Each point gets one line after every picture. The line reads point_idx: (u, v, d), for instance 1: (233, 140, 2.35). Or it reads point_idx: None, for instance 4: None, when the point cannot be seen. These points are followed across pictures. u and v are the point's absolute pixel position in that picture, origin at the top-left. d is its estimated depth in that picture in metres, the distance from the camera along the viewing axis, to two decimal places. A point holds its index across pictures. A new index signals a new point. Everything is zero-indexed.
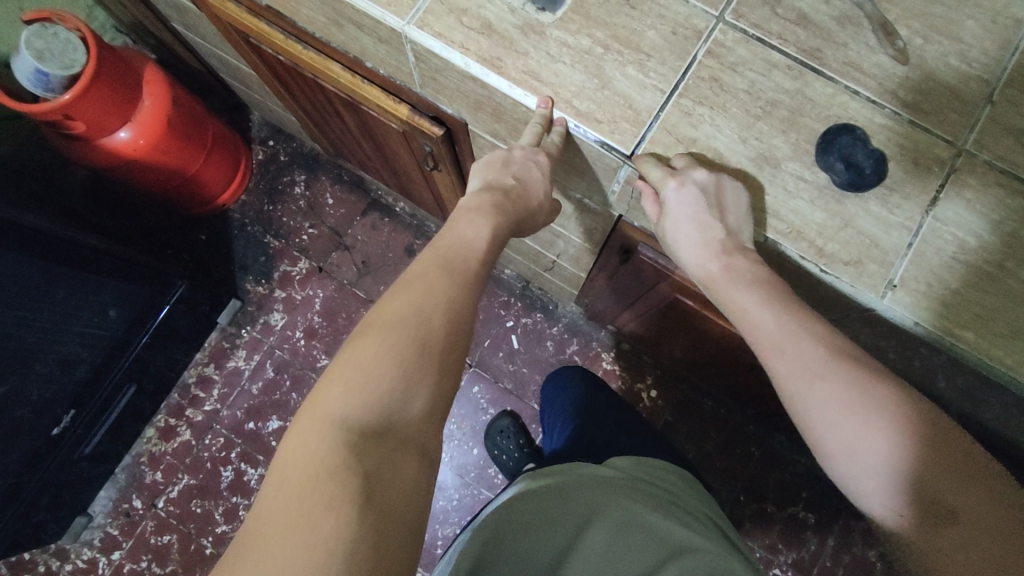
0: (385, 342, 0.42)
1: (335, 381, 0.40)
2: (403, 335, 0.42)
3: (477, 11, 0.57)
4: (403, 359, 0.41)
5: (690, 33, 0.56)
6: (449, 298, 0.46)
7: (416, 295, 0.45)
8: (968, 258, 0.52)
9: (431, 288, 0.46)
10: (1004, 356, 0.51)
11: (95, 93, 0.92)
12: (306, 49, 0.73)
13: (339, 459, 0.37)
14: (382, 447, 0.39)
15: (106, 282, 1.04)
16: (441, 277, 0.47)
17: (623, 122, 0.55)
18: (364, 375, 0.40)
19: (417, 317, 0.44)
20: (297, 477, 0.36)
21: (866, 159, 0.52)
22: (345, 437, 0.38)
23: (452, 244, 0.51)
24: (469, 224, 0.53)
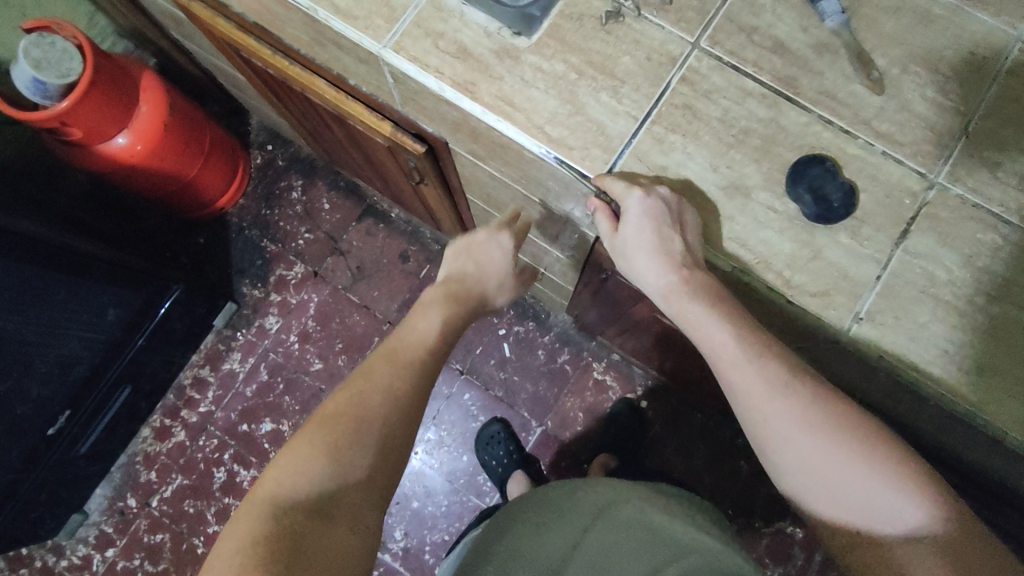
0: (324, 434, 0.54)
1: (284, 463, 0.53)
2: (343, 426, 0.55)
3: (453, 35, 0.57)
4: (339, 446, 0.54)
5: (665, 59, 0.56)
6: (391, 389, 0.59)
7: (356, 389, 0.58)
8: (937, 291, 0.52)
9: (378, 380, 0.59)
10: (969, 391, 0.51)
11: (92, 100, 0.94)
12: (292, 65, 0.74)
13: (274, 531, 0.48)
14: (318, 518, 0.50)
15: (106, 288, 1.05)
16: (388, 372, 0.60)
17: (595, 148, 0.55)
18: (307, 458, 0.53)
19: (357, 409, 0.56)
20: (235, 548, 0.47)
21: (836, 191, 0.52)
22: (284, 511, 0.50)
23: (404, 342, 0.64)
24: (424, 318, 0.67)
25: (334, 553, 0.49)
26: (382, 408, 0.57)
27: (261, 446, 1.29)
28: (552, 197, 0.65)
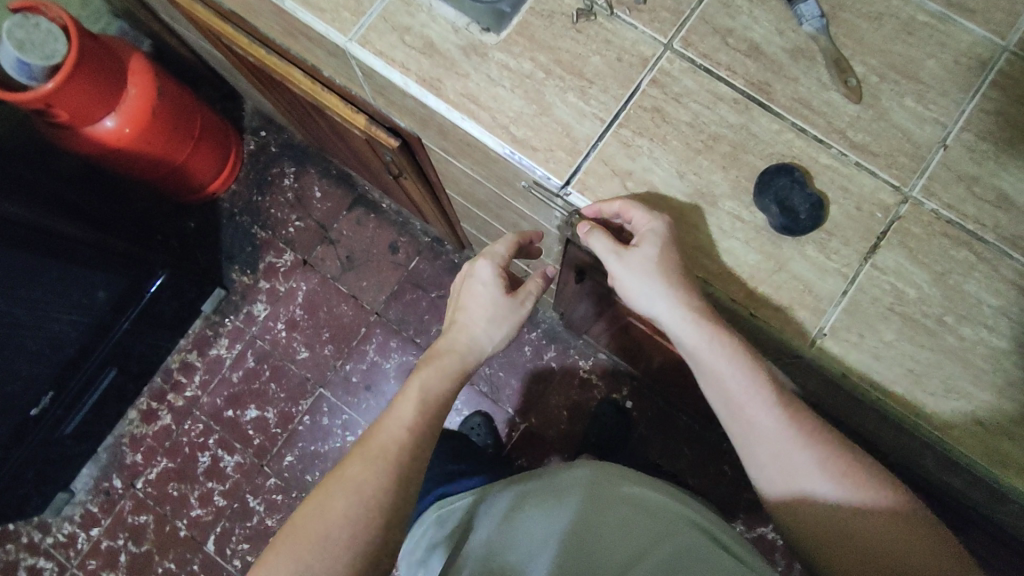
0: (289, 550, 0.50)
1: None
2: (305, 545, 0.50)
3: (421, 29, 0.56)
4: (303, 564, 0.49)
5: (636, 60, 0.55)
6: (357, 489, 0.52)
7: (321, 497, 0.52)
8: (905, 309, 0.50)
9: (348, 479, 0.53)
10: (933, 414, 0.49)
11: (77, 82, 0.93)
12: (268, 54, 0.73)
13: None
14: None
15: (93, 271, 1.05)
16: (360, 469, 0.53)
17: (559, 150, 0.54)
18: None
19: (320, 522, 0.51)
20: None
21: (803, 202, 0.50)
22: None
23: (381, 438, 0.55)
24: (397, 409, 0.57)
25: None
26: (346, 514, 0.51)
27: (246, 432, 1.30)
28: (522, 198, 0.64)
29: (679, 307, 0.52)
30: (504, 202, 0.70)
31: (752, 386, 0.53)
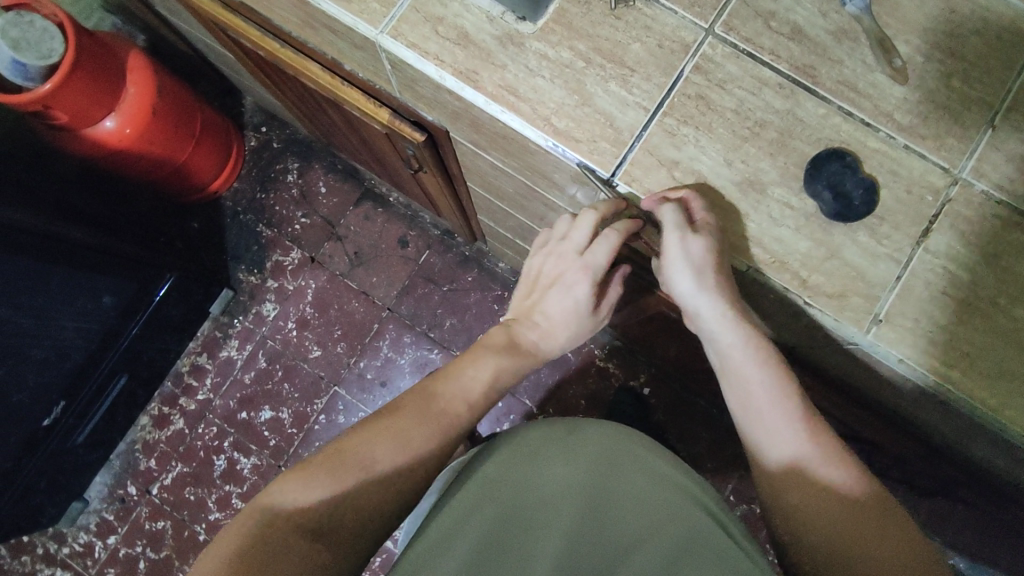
0: (329, 464, 0.50)
1: (290, 480, 0.49)
2: (347, 470, 0.50)
3: (454, 20, 0.54)
4: (339, 485, 0.49)
5: (678, 46, 0.53)
6: (408, 440, 0.53)
7: (379, 424, 0.53)
8: (959, 293, 0.50)
9: (398, 427, 0.53)
10: (989, 398, 0.49)
11: (75, 82, 0.90)
12: (284, 48, 0.70)
13: (254, 556, 0.46)
14: (299, 549, 0.47)
15: (100, 276, 1.02)
16: (422, 415, 0.54)
17: (602, 141, 0.53)
18: (306, 486, 0.49)
19: (365, 454, 0.51)
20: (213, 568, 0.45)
21: (855, 187, 0.50)
22: (271, 532, 0.47)
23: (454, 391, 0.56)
24: (472, 368, 0.58)
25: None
26: (390, 462, 0.51)
27: (261, 434, 1.28)
28: (557, 191, 0.63)
29: (718, 300, 0.52)
30: (535, 195, 0.69)
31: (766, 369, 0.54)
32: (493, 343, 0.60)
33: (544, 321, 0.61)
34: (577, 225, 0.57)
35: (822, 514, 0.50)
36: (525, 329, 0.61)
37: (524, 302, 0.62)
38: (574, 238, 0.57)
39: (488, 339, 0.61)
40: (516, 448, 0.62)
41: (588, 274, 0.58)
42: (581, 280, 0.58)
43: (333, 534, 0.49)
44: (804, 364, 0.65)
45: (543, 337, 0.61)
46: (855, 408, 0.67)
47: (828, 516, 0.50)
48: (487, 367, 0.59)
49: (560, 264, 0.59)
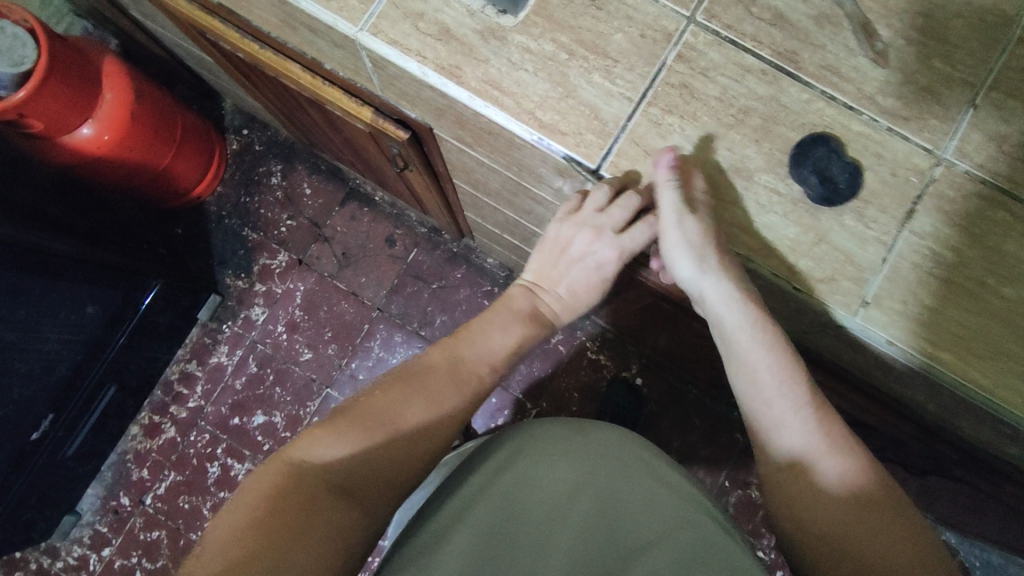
0: (358, 418, 0.51)
1: (317, 431, 0.49)
2: (377, 423, 0.51)
3: (434, 15, 0.54)
4: (370, 439, 0.50)
5: (660, 35, 0.53)
6: (434, 401, 0.55)
7: (402, 387, 0.54)
8: (945, 273, 0.50)
9: (424, 387, 0.55)
10: (978, 375, 0.50)
11: (50, 90, 0.88)
12: (263, 49, 0.69)
13: (287, 502, 0.45)
14: (332, 498, 0.46)
15: (84, 286, 1.01)
16: (444, 378, 0.56)
17: (588, 133, 0.53)
18: (335, 437, 0.49)
19: (394, 410, 0.52)
20: (242, 518, 0.43)
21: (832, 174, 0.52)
22: (303, 478, 0.46)
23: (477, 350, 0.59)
24: (500, 329, 0.61)
25: (338, 531, 0.45)
26: (418, 420, 0.53)
27: (255, 439, 1.27)
28: (546, 185, 0.62)
29: (721, 279, 0.53)
30: (522, 190, 0.69)
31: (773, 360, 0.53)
32: (517, 309, 0.62)
33: (568, 290, 0.62)
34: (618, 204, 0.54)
35: (825, 500, 0.51)
36: (549, 298, 0.63)
37: (550, 269, 0.62)
38: (613, 216, 0.54)
39: (511, 302, 0.63)
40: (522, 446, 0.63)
41: (619, 254, 0.58)
42: (610, 259, 0.59)
43: (362, 488, 0.48)
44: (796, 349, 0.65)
45: (565, 306, 0.63)
46: (846, 391, 0.68)
47: (829, 503, 0.51)
48: (513, 332, 0.61)
49: (592, 242, 0.58)
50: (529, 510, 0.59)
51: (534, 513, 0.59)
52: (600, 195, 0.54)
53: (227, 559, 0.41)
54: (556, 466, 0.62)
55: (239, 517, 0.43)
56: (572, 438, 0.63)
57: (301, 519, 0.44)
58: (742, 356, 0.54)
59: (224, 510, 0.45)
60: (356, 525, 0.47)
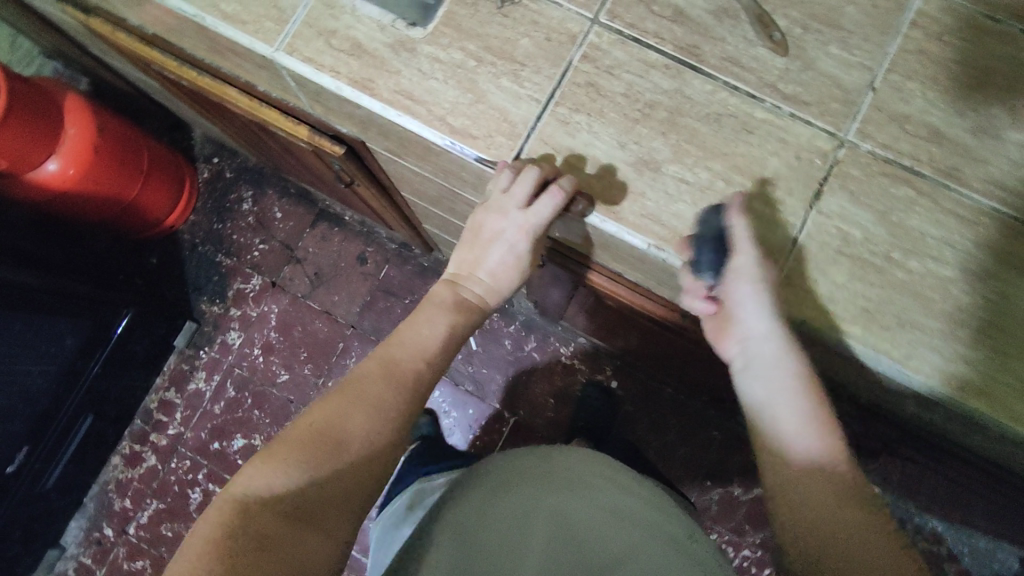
0: (300, 443, 0.48)
1: (256, 464, 0.47)
2: (320, 443, 0.49)
3: (346, 31, 0.56)
4: (317, 462, 0.48)
5: (564, 38, 0.55)
6: (379, 407, 0.52)
7: (338, 401, 0.51)
8: (853, 251, 0.51)
9: (363, 395, 0.52)
10: (891, 348, 0.50)
11: (11, 127, 0.91)
12: (201, 76, 0.71)
13: (237, 545, 0.43)
14: (288, 533, 0.45)
15: (56, 319, 1.02)
16: (381, 382, 0.53)
17: (499, 136, 0.54)
18: (278, 469, 0.47)
19: (337, 424, 0.50)
20: (188, 569, 0.41)
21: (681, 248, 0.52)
22: (249, 517, 0.44)
23: (409, 346, 0.56)
24: (427, 321, 0.58)
25: (300, 567, 0.43)
26: (365, 430, 0.51)
27: (235, 462, 1.28)
28: (473, 190, 0.63)
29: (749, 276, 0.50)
30: (457, 197, 0.70)
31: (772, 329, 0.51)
32: (440, 302, 0.60)
33: (489, 276, 0.60)
34: (518, 182, 0.52)
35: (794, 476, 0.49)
36: (472, 285, 0.60)
37: (466, 257, 0.60)
38: (516, 194, 0.53)
39: (434, 295, 0.61)
40: (491, 480, 0.64)
41: (527, 233, 0.56)
42: (521, 238, 0.57)
43: (320, 512, 0.47)
44: None
45: (489, 294, 0.61)
46: None
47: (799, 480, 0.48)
48: (442, 323, 0.58)
49: (502, 222, 0.56)
50: (492, 532, 0.58)
51: (500, 534, 0.58)
52: (503, 177, 0.53)
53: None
54: (521, 490, 0.62)
55: (186, 568, 0.41)
56: (538, 466, 0.65)
57: (257, 561, 0.42)
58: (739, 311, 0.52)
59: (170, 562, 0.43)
60: (320, 554, 0.45)
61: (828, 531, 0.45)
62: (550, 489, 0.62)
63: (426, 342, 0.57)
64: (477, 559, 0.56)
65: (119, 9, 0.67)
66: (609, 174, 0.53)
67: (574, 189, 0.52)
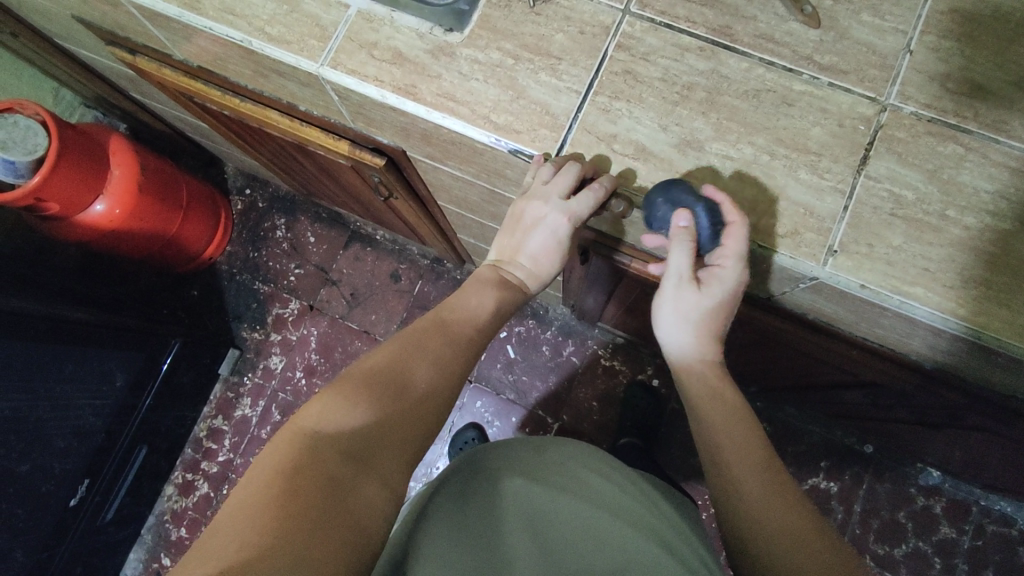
0: (364, 386, 0.50)
1: (316, 402, 0.47)
2: (384, 388, 0.50)
3: (387, 42, 0.58)
4: (380, 405, 0.49)
5: (598, 30, 0.56)
6: (437, 361, 0.54)
7: (397, 349, 0.53)
8: (907, 212, 0.51)
9: (423, 347, 0.54)
10: (956, 307, 0.50)
11: (63, 172, 0.95)
12: (244, 102, 0.74)
13: (303, 480, 0.41)
14: (349, 473, 0.44)
15: (110, 353, 1.05)
16: (437, 337, 0.56)
17: (542, 128, 0.56)
18: (340, 409, 0.47)
19: (399, 371, 0.52)
20: (253, 501, 0.39)
21: (677, 212, 0.50)
22: (315, 453, 0.43)
23: (457, 309, 0.59)
24: (475, 292, 0.60)
25: (361, 511, 0.42)
26: (425, 381, 0.52)
27: None
28: (515, 188, 0.65)
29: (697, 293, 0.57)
30: (497, 197, 0.72)
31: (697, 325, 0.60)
32: (483, 278, 0.62)
33: (530, 261, 0.62)
34: (560, 174, 0.53)
35: (735, 441, 0.55)
36: (514, 269, 0.63)
37: (507, 242, 0.62)
38: (558, 184, 0.53)
39: (477, 275, 0.63)
40: (523, 466, 0.62)
41: (572, 220, 0.56)
42: (563, 224, 0.57)
43: (375, 458, 0.46)
44: (780, 314, 0.66)
45: (531, 277, 0.63)
46: (836, 353, 0.68)
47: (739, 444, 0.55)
48: (490, 296, 0.60)
49: (543, 211, 0.57)
50: (511, 509, 0.57)
51: (523, 511, 0.57)
52: (544, 169, 0.54)
53: (246, 549, 0.36)
54: (552, 479, 0.61)
55: (247, 496, 0.40)
56: (530, 454, 0.65)
57: (324, 498, 0.41)
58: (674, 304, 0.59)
59: (226, 500, 0.40)
60: (378, 502, 0.44)
61: (753, 485, 0.52)
62: (549, 475, 0.62)
63: (475, 313, 0.59)
64: (509, 536, 0.55)
65: (166, 45, 0.71)
66: (630, 178, 0.55)
67: (612, 187, 0.54)
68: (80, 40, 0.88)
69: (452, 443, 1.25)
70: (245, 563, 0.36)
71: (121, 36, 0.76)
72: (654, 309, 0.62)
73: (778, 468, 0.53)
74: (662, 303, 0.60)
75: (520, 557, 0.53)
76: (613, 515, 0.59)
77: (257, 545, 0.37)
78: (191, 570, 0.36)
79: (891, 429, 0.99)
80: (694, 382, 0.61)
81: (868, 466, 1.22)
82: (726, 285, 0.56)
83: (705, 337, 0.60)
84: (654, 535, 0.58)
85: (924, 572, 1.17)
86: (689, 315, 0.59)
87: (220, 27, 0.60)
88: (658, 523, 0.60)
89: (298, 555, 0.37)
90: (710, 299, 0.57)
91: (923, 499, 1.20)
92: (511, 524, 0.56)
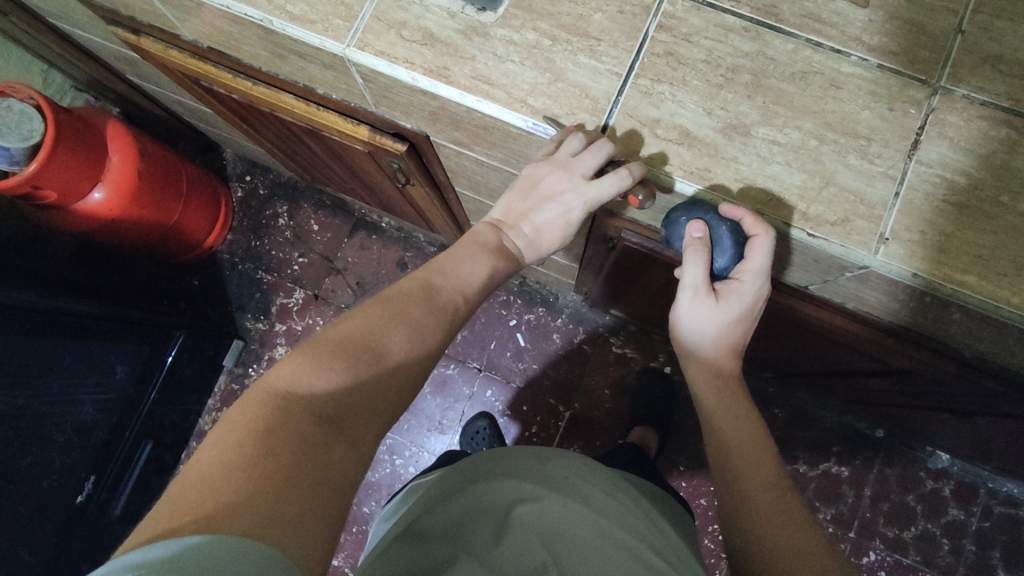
0: (343, 352, 0.48)
1: (290, 362, 0.46)
2: (359, 354, 0.49)
3: (416, 21, 0.55)
4: (353, 371, 0.48)
5: (638, 9, 0.54)
6: (418, 329, 0.53)
7: (374, 315, 0.51)
8: (959, 198, 0.50)
9: (404, 315, 0.53)
10: (1010, 296, 0.50)
11: (60, 159, 0.91)
12: (256, 85, 0.72)
13: (276, 442, 0.40)
14: (321, 434, 0.43)
15: (110, 345, 1.01)
16: (420, 305, 0.54)
17: (582, 113, 0.54)
18: (315, 375, 0.46)
19: (376, 342, 0.51)
20: (224, 458, 0.38)
21: (691, 224, 0.53)
22: (286, 415, 0.43)
23: (446, 270, 0.58)
24: (471, 260, 0.59)
25: (330, 475, 0.42)
26: (401, 348, 0.52)
27: None
28: None
29: (717, 310, 0.60)
30: None
31: (715, 335, 0.62)
32: (483, 242, 0.60)
33: (532, 230, 0.61)
34: (589, 152, 0.51)
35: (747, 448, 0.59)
36: (515, 234, 0.61)
37: (516, 206, 0.60)
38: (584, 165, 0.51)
39: (476, 234, 0.61)
40: (532, 471, 0.62)
41: (586, 202, 0.56)
42: (577, 204, 0.57)
43: (347, 424, 0.46)
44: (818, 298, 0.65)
45: (530, 245, 0.62)
46: (871, 341, 0.67)
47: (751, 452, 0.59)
48: (483, 265, 0.59)
49: (560, 185, 0.55)
50: (521, 520, 0.55)
51: (533, 521, 0.55)
52: (575, 141, 0.52)
53: (223, 508, 0.35)
54: (554, 482, 0.60)
55: (215, 454, 0.38)
56: (533, 465, 0.63)
57: (296, 461, 0.40)
58: (693, 310, 0.61)
59: (195, 454, 0.39)
60: (342, 470, 0.43)
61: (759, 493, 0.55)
62: (553, 478, 0.61)
63: (464, 281, 0.58)
64: (517, 546, 0.53)
65: (175, 25, 0.67)
66: (661, 162, 0.53)
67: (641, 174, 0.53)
68: (75, 19, 0.84)
69: (464, 433, 1.23)
70: (214, 517, 0.35)
71: (125, 15, 0.72)
72: (672, 319, 0.65)
73: (785, 483, 0.57)
74: (681, 312, 0.62)
75: (533, 563, 0.51)
76: (617, 521, 0.58)
77: (231, 502, 0.36)
78: (159, 515, 0.35)
79: (910, 414, 0.99)
80: (710, 390, 0.63)
81: (879, 451, 1.23)
82: (744, 297, 0.58)
83: (723, 345, 0.63)
84: (653, 547, 0.57)
85: (933, 553, 1.18)
86: (708, 324, 0.61)
87: (239, 5, 0.57)
88: (657, 539, 0.59)
89: (273, 513, 0.36)
90: (727, 311, 0.59)
91: (932, 482, 1.21)
92: (519, 535, 0.54)
